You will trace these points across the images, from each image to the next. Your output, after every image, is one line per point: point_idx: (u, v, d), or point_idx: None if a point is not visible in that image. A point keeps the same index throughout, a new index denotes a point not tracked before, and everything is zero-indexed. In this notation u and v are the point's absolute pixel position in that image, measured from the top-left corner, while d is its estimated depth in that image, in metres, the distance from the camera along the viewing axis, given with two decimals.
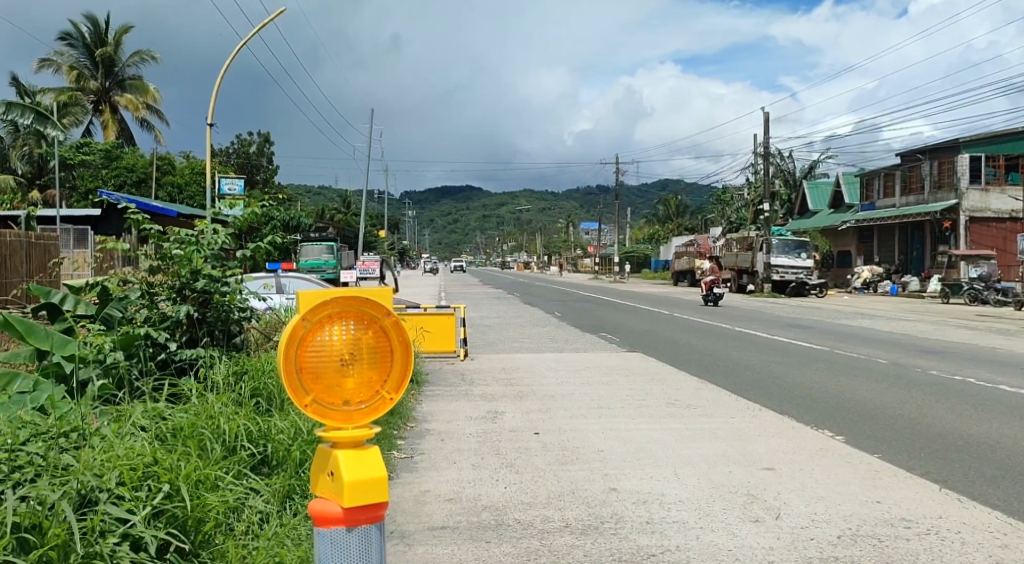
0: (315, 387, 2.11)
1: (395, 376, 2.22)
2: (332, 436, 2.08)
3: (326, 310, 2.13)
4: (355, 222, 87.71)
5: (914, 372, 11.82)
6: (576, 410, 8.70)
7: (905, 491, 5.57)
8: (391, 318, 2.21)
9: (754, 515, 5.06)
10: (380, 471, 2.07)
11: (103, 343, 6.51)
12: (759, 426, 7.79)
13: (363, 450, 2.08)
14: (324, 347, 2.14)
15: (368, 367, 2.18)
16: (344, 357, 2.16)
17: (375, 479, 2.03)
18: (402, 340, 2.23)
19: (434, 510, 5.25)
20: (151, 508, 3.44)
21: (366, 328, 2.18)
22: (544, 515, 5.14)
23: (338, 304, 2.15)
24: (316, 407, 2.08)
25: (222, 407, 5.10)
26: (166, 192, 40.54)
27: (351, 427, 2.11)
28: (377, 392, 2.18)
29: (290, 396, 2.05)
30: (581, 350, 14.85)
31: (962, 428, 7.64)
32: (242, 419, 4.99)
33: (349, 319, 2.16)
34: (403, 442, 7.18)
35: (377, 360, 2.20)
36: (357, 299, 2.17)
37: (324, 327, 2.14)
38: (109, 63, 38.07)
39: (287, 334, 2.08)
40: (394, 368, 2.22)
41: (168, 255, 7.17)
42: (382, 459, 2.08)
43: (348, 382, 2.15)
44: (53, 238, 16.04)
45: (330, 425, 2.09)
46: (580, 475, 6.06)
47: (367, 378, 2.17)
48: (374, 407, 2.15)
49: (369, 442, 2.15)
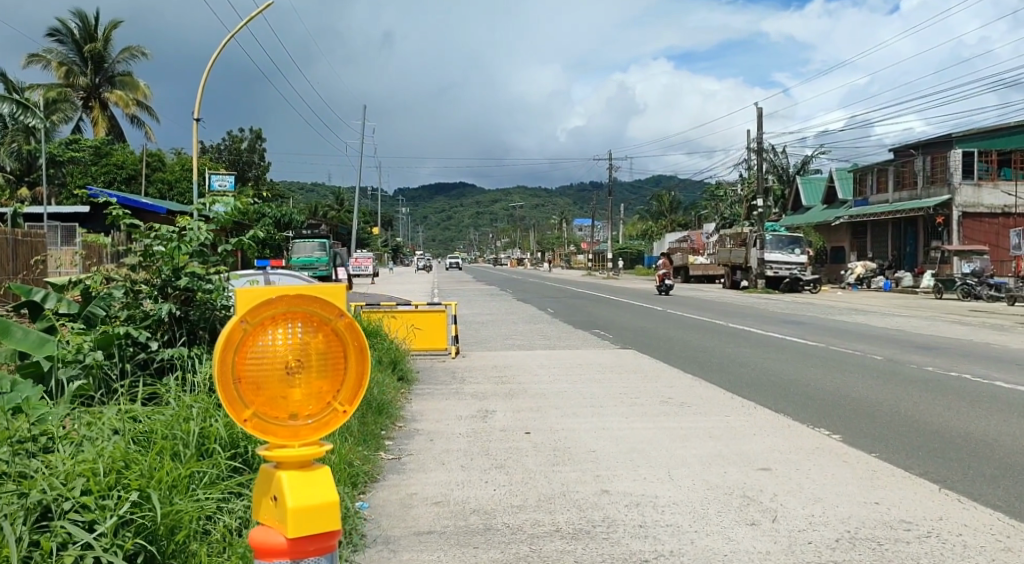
0: (256, 398, 2.04)
1: (348, 385, 2.16)
2: (275, 454, 2.01)
3: (270, 315, 2.07)
4: (348, 219, 87.54)
5: (910, 368, 11.69)
6: (569, 409, 8.55)
7: (903, 491, 5.44)
8: (343, 321, 2.15)
9: (750, 518, 4.92)
10: (329, 493, 2.01)
11: (81, 344, 6.31)
12: (755, 425, 7.65)
13: (310, 470, 2.03)
14: (268, 354, 2.08)
15: (316, 376, 2.12)
16: (290, 364, 2.10)
17: (320, 501, 1.97)
18: (356, 346, 2.17)
19: (420, 514, 5.10)
20: (117, 518, 3.28)
21: (315, 332, 2.12)
22: (534, 519, 4.99)
23: (286, 306, 2.08)
24: (257, 420, 2.02)
25: (201, 408, 4.92)
26: (156, 189, 40.11)
27: (298, 443, 2.05)
28: (329, 401, 2.13)
29: (230, 409, 1.99)
30: (574, 347, 14.69)
31: (959, 425, 7.52)
32: (222, 420, 4.82)
33: (296, 321, 2.10)
34: (391, 443, 7.02)
35: (327, 369, 2.14)
36: (307, 302, 2.11)
37: (266, 330, 2.07)
38: (98, 59, 37.81)
39: (225, 337, 2.01)
40: (345, 377, 2.17)
41: (149, 252, 6.99)
42: (330, 479, 2.03)
43: (294, 392, 2.09)
44: (40, 235, 15.90)
45: (274, 441, 2.03)
46: (571, 476, 5.92)
47: (315, 388, 2.12)
48: (322, 422, 2.09)
49: (317, 459, 2.09)
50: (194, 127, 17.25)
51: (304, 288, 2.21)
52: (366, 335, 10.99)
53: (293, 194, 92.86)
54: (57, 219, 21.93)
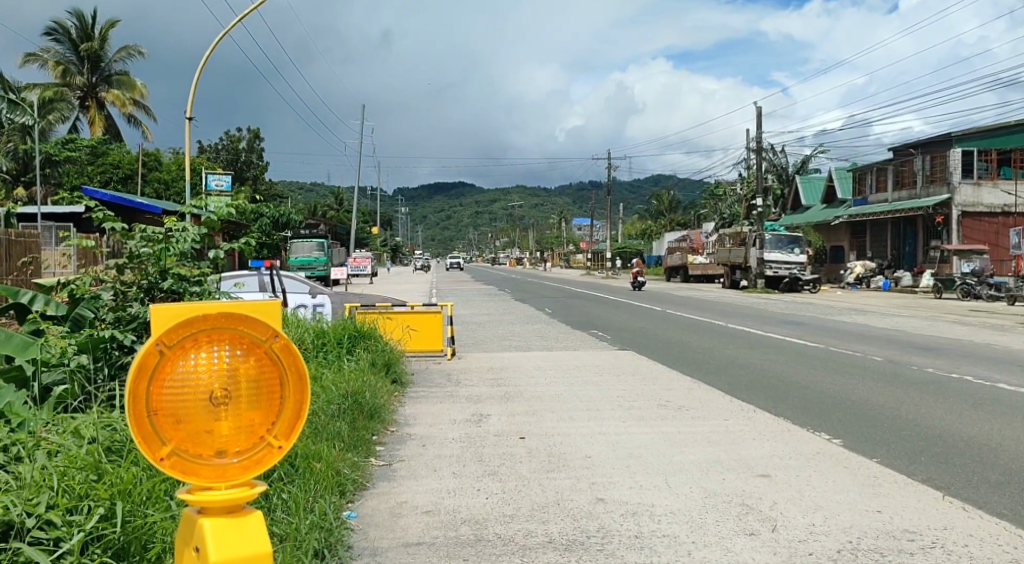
0: (177, 433, 1.88)
1: (284, 418, 2.01)
2: (199, 497, 1.85)
3: (193, 338, 1.91)
4: (347, 219, 87.32)
5: (911, 370, 11.54)
6: (565, 413, 8.39)
7: (907, 498, 5.28)
8: (276, 343, 2.00)
9: (750, 528, 4.77)
10: (260, 541, 1.86)
11: (64, 347, 6.13)
12: (754, 430, 7.50)
13: (240, 516, 1.88)
14: (192, 382, 1.91)
15: (247, 407, 1.97)
16: (215, 395, 1.93)
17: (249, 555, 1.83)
18: (295, 371, 2.02)
19: (409, 524, 4.95)
20: (84, 534, 3.15)
21: (245, 359, 1.97)
22: (527, 529, 4.84)
23: (209, 330, 1.93)
24: (176, 459, 1.86)
25: None
26: (152, 189, 39.85)
27: (226, 485, 1.89)
28: (263, 434, 1.98)
29: (144, 449, 1.81)
30: (572, 349, 14.55)
31: (962, 429, 7.36)
32: None
33: (223, 345, 1.94)
34: (382, 449, 6.87)
35: (260, 400, 1.99)
36: (233, 324, 1.95)
37: (187, 354, 1.91)
38: (95, 58, 37.62)
39: (139, 364, 1.83)
40: (283, 407, 2.02)
41: (135, 254, 6.80)
42: (260, 525, 1.88)
43: (221, 426, 1.93)
44: (33, 234, 15.75)
45: (197, 485, 1.86)
46: (565, 484, 5.77)
47: (246, 420, 1.96)
48: (252, 459, 1.93)
49: (248, 503, 1.93)
50: (188, 126, 17.07)
51: (234, 307, 2.06)
52: (359, 337, 10.84)
53: (292, 194, 92.69)
54: (53, 218, 21.85)
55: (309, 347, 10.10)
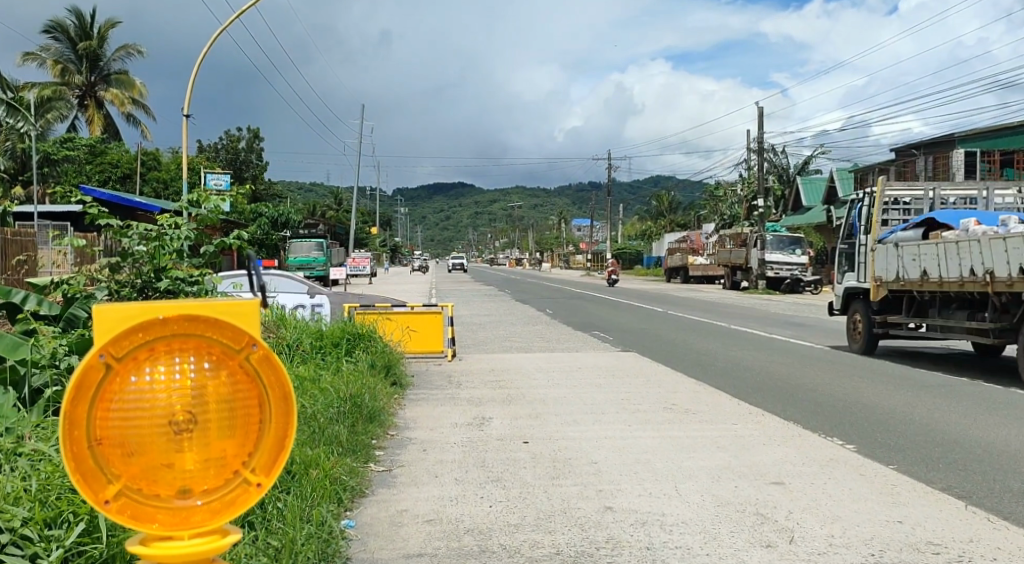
0: (127, 469, 1.72)
1: (265, 448, 1.85)
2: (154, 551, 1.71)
3: (148, 347, 1.75)
4: (346, 219, 86.94)
5: (920, 373, 11.34)
6: (568, 416, 8.19)
7: (928, 508, 5.08)
8: (252, 354, 1.82)
9: (766, 540, 4.57)
10: None
11: (55, 349, 5.91)
12: (764, 435, 7.29)
13: None
14: (143, 407, 1.74)
15: (218, 437, 1.80)
16: (178, 421, 1.76)
17: None
18: (279, 388, 1.85)
19: (410, 534, 4.74)
20: (63, 550, 2.98)
21: (216, 372, 1.79)
22: (533, 539, 4.63)
23: (170, 338, 1.76)
24: (124, 501, 1.71)
25: None
26: (151, 188, 39.57)
27: (189, 536, 1.76)
28: (237, 465, 1.82)
29: (85, 496, 1.65)
30: (573, 349, 14.37)
31: (980, 435, 7.15)
32: None
33: (188, 355, 1.78)
34: (382, 453, 6.65)
35: (234, 429, 1.82)
36: (203, 337, 1.79)
37: (138, 370, 1.73)
38: (93, 58, 37.45)
39: (75, 381, 1.65)
40: (264, 435, 1.85)
41: (129, 252, 6.60)
42: None
43: (184, 459, 1.77)
44: (30, 232, 15.59)
45: (153, 532, 1.72)
46: (573, 491, 5.56)
47: (217, 450, 1.80)
48: (219, 499, 1.79)
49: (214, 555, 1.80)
50: (185, 124, 16.87)
51: (205, 309, 1.88)
52: (360, 337, 10.66)
53: (290, 194, 92.36)
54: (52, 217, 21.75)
55: (306, 349, 9.95)
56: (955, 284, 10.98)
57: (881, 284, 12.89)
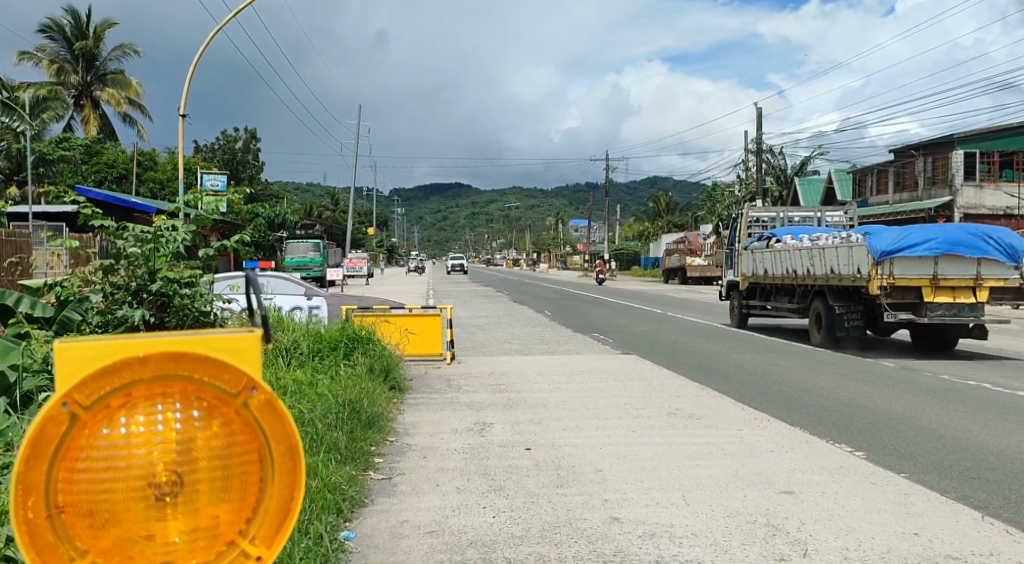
0: (97, 542, 1.72)
1: (262, 517, 1.85)
2: None
3: (122, 394, 1.73)
4: (343, 219, 86.64)
5: (926, 377, 11.22)
6: (571, 421, 8.03)
7: (944, 520, 4.97)
8: (253, 398, 1.82)
9: (779, 553, 4.43)
10: None
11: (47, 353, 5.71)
12: (771, 441, 7.16)
13: None
14: (118, 468, 1.74)
15: (206, 504, 1.80)
16: (159, 483, 1.76)
17: None
18: (285, 444, 1.85)
19: (412, 546, 4.59)
20: None
21: (206, 424, 1.80)
22: (538, 552, 4.49)
23: (151, 385, 1.75)
24: None
25: None
26: (147, 188, 39.31)
27: None
28: (232, 534, 1.83)
29: None
30: (573, 352, 14.21)
31: (990, 441, 7.04)
32: None
33: (172, 406, 1.77)
34: (381, 461, 6.50)
35: (226, 494, 1.82)
36: (193, 388, 1.79)
37: (109, 425, 1.72)
38: (89, 57, 37.22)
39: (35, 435, 1.63)
40: (264, 505, 1.85)
41: (123, 255, 6.43)
42: None
43: (165, 528, 1.77)
44: (24, 233, 15.39)
45: None
46: (578, 500, 5.42)
47: (209, 517, 1.81)
48: None
49: None
50: (181, 124, 16.67)
51: (200, 345, 1.88)
52: (358, 340, 10.52)
53: (288, 195, 92.08)
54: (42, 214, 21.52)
55: (304, 353, 9.80)
56: (783, 279, 16.43)
57: (744, 277, 18.70)
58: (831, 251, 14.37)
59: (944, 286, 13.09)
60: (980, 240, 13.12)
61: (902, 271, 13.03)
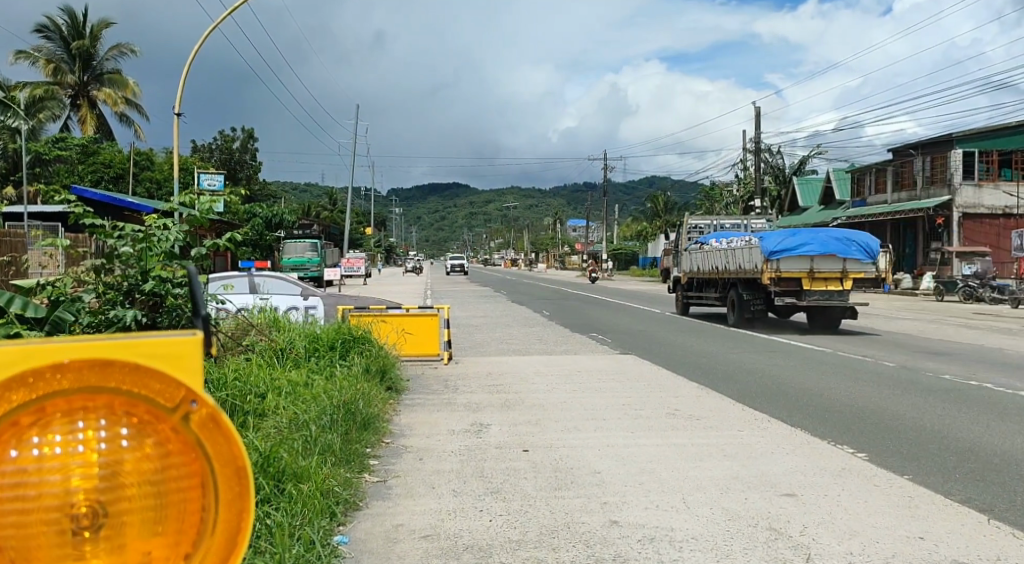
0: None
1: (203, 550, 1.64)
2: None
3: (35, 411, 1.51)
4: (341, 220, 86.50)
5: (926, 377, 11.15)
6: (569, 423, 7.94)
7: (948, 523, 4.90)
8: (192, 414, 1.61)
9: (782, 557, 4.34)
10: None
11: None
12: (772, 442, 7.07)
13: None
14: (31, 495, 1.52)
15: (135, 534, 1.59)
16: (81, 511, 1.55)
17: None
18: (232, 468, 1.64)
19: (407, 551, 4.49)
20: None
21: (137, 445, 1.59)
22: (536, 557, 4.40)
23: (70, 401, 1.53)
24: None
25: None
26: (144, 188, 39.14)
27: None
28: None
29: None
30: (572, 353, 14.10)
31: (993, 442, 6.97)
32: None
33: (95, 424, 1.56)
34: (377, 463, 6.39)
35: (160, 523, 1.61)
36: (121, 404, 1.56)
37: (21, 446, 1.50)
38: (86, 57, 37.01)
39: None
40: (204, 534, 1.64)
41: (115, 254, 6.37)
42: None
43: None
44: (19, 233, 15.24)
45: None
46: (577, 503, 5.33)
47: (139, 552, 1.59)
48: None
49: None
50: (176, 123, 16.55)
51: (133, 352, 1.65)
52: (355, 340, 10.45)
53: (285, 195, 91.91)
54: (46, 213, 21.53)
55: (300, 353, 9.70)
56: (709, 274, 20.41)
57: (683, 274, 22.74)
58: (739, 251, 18.14)
59: (819, 278, 16.75)
60: (845, 243, 16.70)
61: (787, 266, 16.75)
